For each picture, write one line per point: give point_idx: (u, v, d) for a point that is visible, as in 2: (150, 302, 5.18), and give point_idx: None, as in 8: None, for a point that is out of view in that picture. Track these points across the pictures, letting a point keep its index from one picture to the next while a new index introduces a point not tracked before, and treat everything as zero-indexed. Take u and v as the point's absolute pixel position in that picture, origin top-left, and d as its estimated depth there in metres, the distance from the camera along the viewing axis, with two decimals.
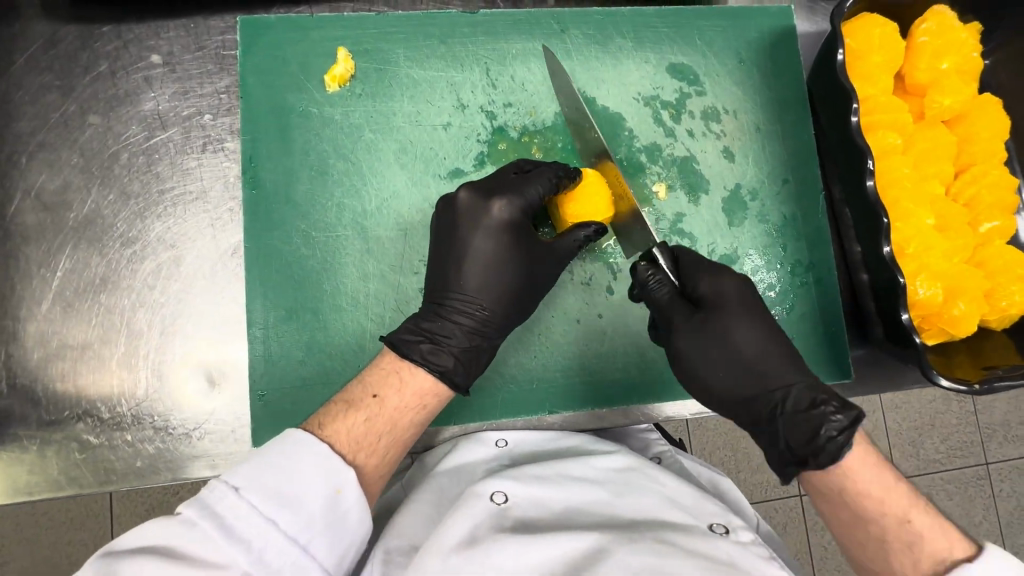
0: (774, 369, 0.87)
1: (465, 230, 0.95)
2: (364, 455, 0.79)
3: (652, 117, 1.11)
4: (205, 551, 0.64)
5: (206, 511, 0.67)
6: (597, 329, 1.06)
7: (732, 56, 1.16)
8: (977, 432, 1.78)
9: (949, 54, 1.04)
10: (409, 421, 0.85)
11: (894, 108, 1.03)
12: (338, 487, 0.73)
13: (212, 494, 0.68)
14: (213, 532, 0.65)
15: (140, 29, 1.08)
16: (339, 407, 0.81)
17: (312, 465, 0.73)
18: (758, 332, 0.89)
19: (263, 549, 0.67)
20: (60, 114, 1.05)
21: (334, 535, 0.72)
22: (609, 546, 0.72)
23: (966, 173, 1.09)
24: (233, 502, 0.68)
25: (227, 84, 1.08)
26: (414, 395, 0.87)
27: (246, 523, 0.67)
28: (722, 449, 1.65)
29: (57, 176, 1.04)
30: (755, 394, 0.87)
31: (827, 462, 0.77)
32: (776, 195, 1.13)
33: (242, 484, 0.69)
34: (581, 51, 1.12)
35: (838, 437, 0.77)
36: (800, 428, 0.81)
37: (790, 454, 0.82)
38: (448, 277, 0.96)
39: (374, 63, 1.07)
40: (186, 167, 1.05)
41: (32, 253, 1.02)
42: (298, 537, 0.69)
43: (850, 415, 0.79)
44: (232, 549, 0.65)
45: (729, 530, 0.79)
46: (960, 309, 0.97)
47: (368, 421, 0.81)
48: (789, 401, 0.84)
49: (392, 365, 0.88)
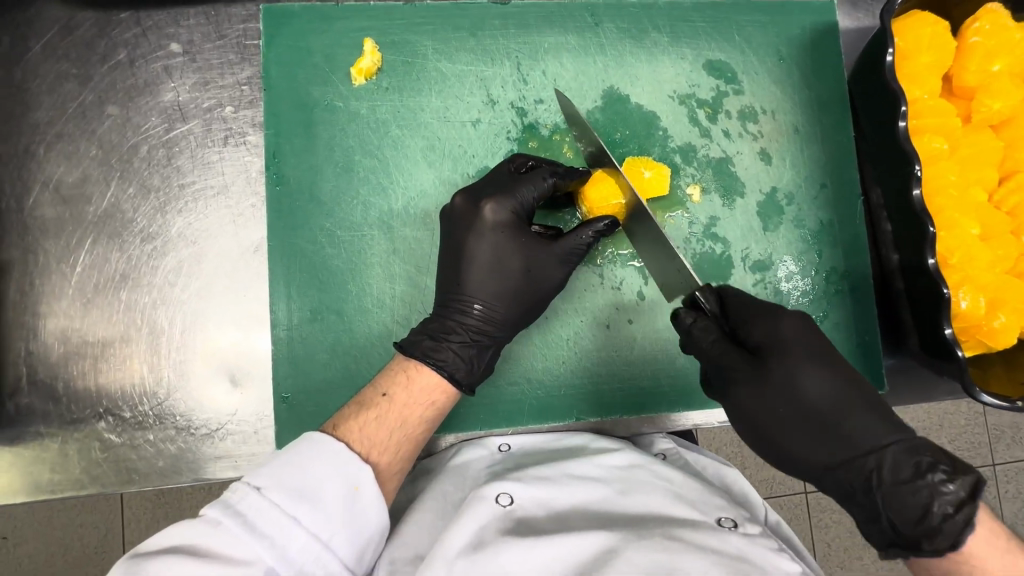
0: (862, 429, 0.78)
1: (487, 232, 0.92)
2: (378, 453, 0.76)
3: (687, 115, 1.07)
4: (231, 548, 0.62)
5: (229, 510, 0.64)
6: (628, 335, 1.03)
7: (772, 54, 1.11)
8: (986, 433, 1.75)
9: (1001, 55, 0.99)
10: (419, 417, 0.82)
11: (942, 111, 0.99)
12: (356, 483, 0.70)
13: (234, 495, 0.65)
14: (237, 529, 0.63)
15: (160, 15, 1.04)
16: (352, 408, 0.79)
17: (329, 461, 0.70)
18: (827, 377, 0.80)
19: (285, 544, 0.64)
20: (77, 105, 1.02)
21: (354, 532, 0.69)
22: (617, 546, 0.69)
23: (1011, 180, 1.01)
24: (255, 499, 0.65)
25: (249, 75, 1.04)
26: (422, 391, 0.84)
27: (269, 519, 0.64)
28: (730, 445, 1.63)
29: (75, 169, 1.01)
30: (844, 460, 0.78)
31: (946, 547, 0.68)
32: (812, 199, 1.09)
33: (264, 483, 0.67)
34: (616, 45, 1.08)
35: (955, 515, 0.69)
36: (904, 505, 0.72)
37: (895, 536, 0.74)
38: (469, 281, 0.92)
39: (402, 56, 1.03)
40: (207, 160, 1.02)
41: (50, 248, 0.99)
42: (320, 534, 0.66)
43: (964, 483, 0.70)
44: (257, 545, 0.63)
45: (737, 524, 0.75)
46: (1002, 321, 0.93)
47: (378, 419, 0.78)
48: (884, 465, 0.75)
49: (401, 365, 0.86)
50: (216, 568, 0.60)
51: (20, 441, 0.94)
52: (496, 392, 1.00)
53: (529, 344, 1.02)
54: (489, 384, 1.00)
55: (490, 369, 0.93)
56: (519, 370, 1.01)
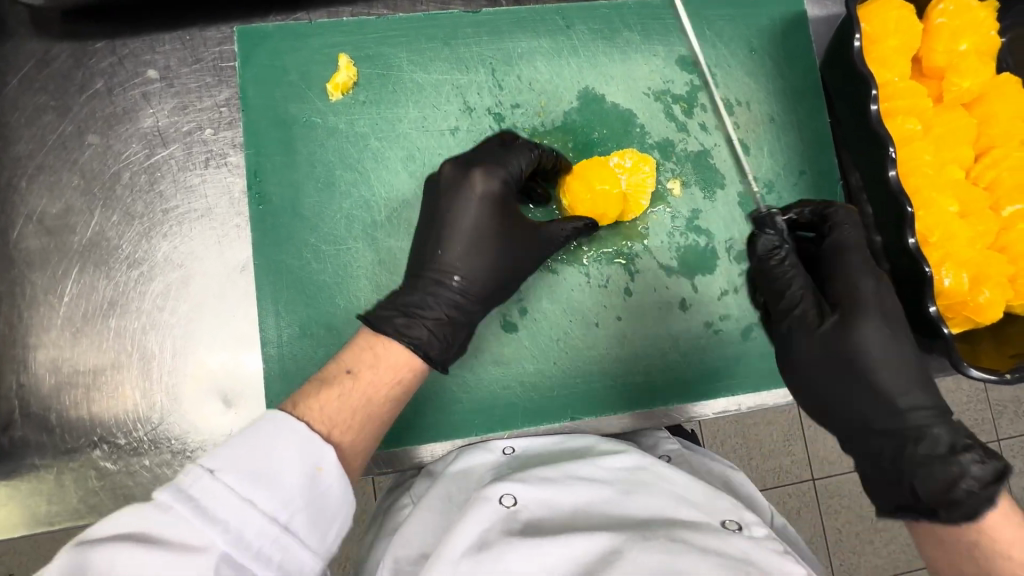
0: (894, 391, 0.80)
1: (476, 200, 0.91)
2: (339, 434, 0.72)
3: (663, 111, 1.08)
4: (183, 533, 0.58)
5: (180, 494, 0.59)
6: (617, 333, 1.04)
7: (743, 46, 1.13)
8: (989, 409, 1.76)
9: (967, 34, 1.01)
10: (385, 396, 0.78)
11: (913, 93, 1.00)
12: (318, 465, 0.66)
13: (186, 477, 0.60)
14: (188, 514, 0.58)
15: (135, 43, 1.05)
16: (313, 385, 0.75)
17: (284, 440, 0.66)
18: (886, 340, 0.81)
19: (238, 527, 0.59)
20: (57, 136, 1.03)
21: (315, 514, 0.65)
22: (621, 546, 0.68)
23: (987, 156, 1.03)
24: (208, 483, 0.60)
25: (227, 96, 1.05)
26: (389, 368, 0.80)
27: (222, 503, 0.59)
28: (734, 437, 1.63)
29: (59, 200, 1.01)
30: (889, 429, 0.80)
31: (962, 518, 0.72)
32: (792, 186, 1.10)
33: (218, 466, 0.61)
34: (588, 47, 1.09)
35: (976, 492, 0.73)
36: (931, 475, 0.76)
37: (910, 501, 0.77)
38: (446, 251, 0.90)
39: (377, 69, 1.04)
40: (189, 183, 1.03)
41: (37, 280, 0.99)
42: (279, 515, 0.62)
43: (990, 468, 0.75)
44: (210, 531, 0.58)
45: (742, 526, 0.75)
46: (987, 295, 0.94)
47: (341, 398, 0.74)
48: (911, 425, 0.79)
49: (365, 340, 0.81)
50: (161, 553, 0.56)
51: (15, 475, 0.93)
52: (489, 397, 1.00)
53: (519, 347, 1.02)
54: (482, 388, 1.00)
55: (463, 350, 0.92)
56: (510, 373, 1.01)
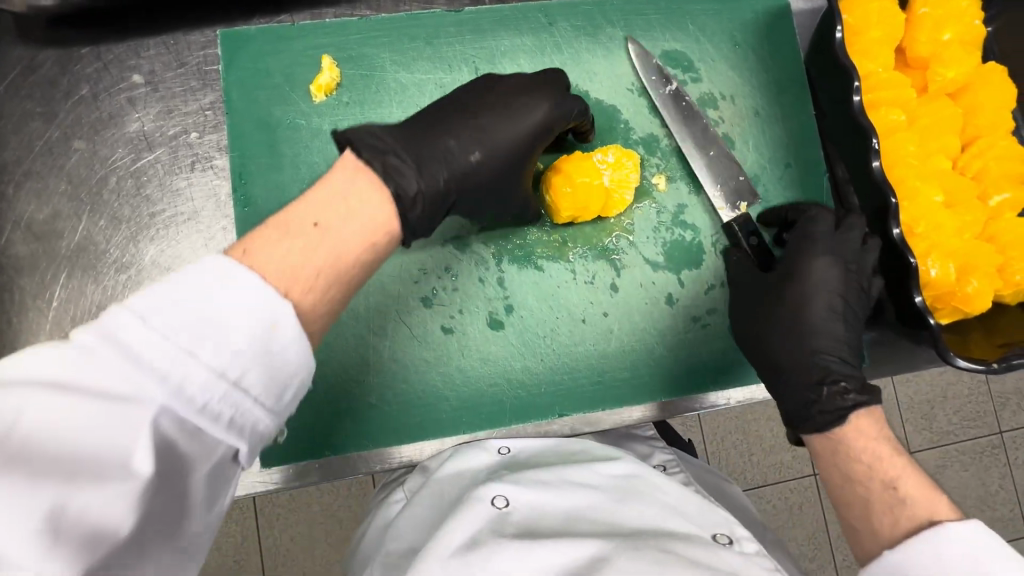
0: (811, 343, 0.89)
1: (539, 113, 0.90)
2: (296, 291, 0.61)
3: (648, 106, 1.08)
4: (108, 380, 0.49)
5: (103, 336, 0.50)
6: (604, 328, 1.04)
7: (727, 40, 1.13)
8: (990, 401, 1.75)
9: (950, 24, 1.00)
10: (354, 259, 0.66)
11: (896, 84, 1.00)
12: (272, 323, 0.56)
13: (110, 319, 0.51)
14: (114, 359, 0.49)
15: (119, 48, 1.05)
16: (271, 231, 0.63)
17: (235, 288, 0.55)
18: (830, 307, 0.90)
19: (178, 379, 0.51)
20: (44, 142, 1.03)
21: (270, 370, 0.56)
22: (609, 555, 0.66)
23: (973, 146, 1.03)
24: (136, 328, 0.51)
25: (211, 100, 1.06)
26: (362, 227, 0.68)
27: (155, 349, 0.50)
28: (734, 432, 1.62)
29: (46, 206, 1.02)
30: (787, 364, 0.90)
31: (811, 429, 0.83)
32: (778, 179, 1.10)
33: (149, 311, 0.52)
34: (572, 43, 1.09)
35: (829, 412, 0.82)
36: (806, 397, 0.87)
37: (792, 417, 0.88)
38: (474, 129, 0.86)
39: (360, 70, 1.04)
40: (175, 187, 1.03)
41: (26, 285, 1.00)
42: (226, 370, 0.53)
43: (858, 399, 0.81)
44: (142, 382, 0.49)
45: (733, 540, 0.74)
46: (974, 286, 0.94)
47: (304, 250, 0.63)
48: (811, 367, 0.88)
49: (335, 192, 0.68)
50: (83, 401, 0.47)
51: None
52: (476, 394, 1.00)
53: (506, 344, 1.02)
54: (470, 386, 1.00)
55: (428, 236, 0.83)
56: (497, 370, 1.01)
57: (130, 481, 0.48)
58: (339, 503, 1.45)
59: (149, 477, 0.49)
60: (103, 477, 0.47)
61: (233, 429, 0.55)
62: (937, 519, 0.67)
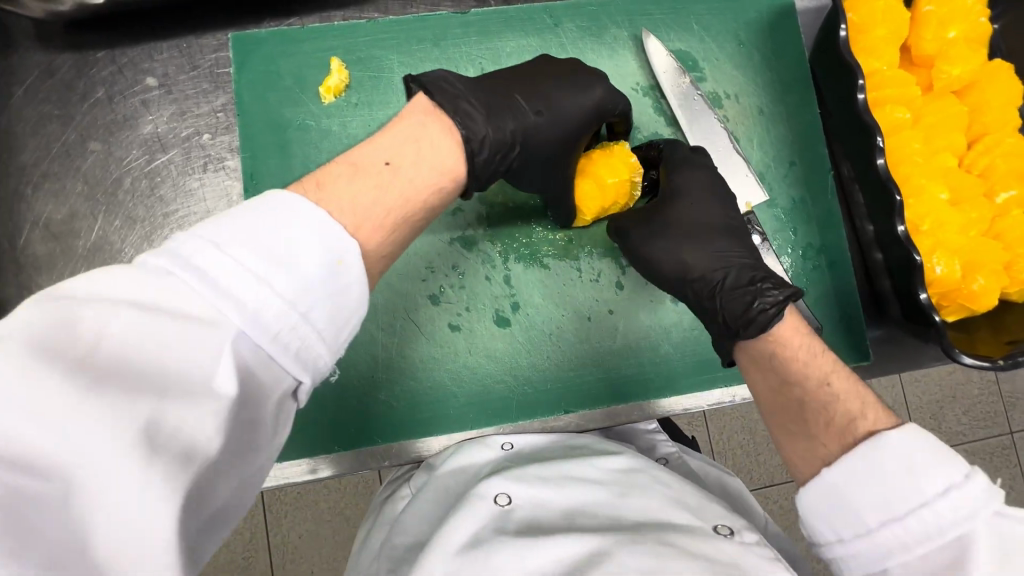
0: (717, 253, 0.89)
1: (603, 86, 0.90)
2: (367, 229, 0.63)
3: (653, 105, 1.09)
4: (188, 304, 0.50)
5: (181, 261, 0.51)
6: (609, 325, 1.05)
7: (731, 39, 1.13)
8: (1001, 401, 1.74)
9: (956, 22, 1.00)
10: (421, 201, 0.69)
11: (901, 82, 1.00)
12: (339, 257, 0.57)
13: (186, 246, 0.52)
14: (194, 284, 0.50)
15: (134, 51, 1.08)
16: (346, 167, 0.65)
17: (309, 223, 0.57)
18: (719, 211, 0.93)
19: (256, 307, 0.51)
20: (61, 144, 1.06)
21: (336, 309, 0.56)
22: (609, 549, 0.65)
23: (979, 143, 1.03)
24: (213, 254, 0.51)
25: (223, 102, 1.08)
26: (429, 169, 0.70)
27: (232, 274, 0.51)
28: (742, 431, 1.63)
29: (63, 206, 1.04)
30: (701, 279, 0.89)
31: (758, 331, 0.78)
32: (783, 178, 1.11)
33: (225, 240, 0.53)
34: (577, 44, 1.10)
35: (768, 309, 0.79)
36: (736, 303, 0.83)
37: (727, 329, 0.84)
38: (540, 92, 0.87)
39: (369, 71, 1.06)
40: (188, 187, 1.06)
41: (44, 283, 1.03)
42: (297, 301, 0.54)
43: (784, 291, 0.81)
44: (221, 304, 0.50)
45: (734, 532, 0.72)
46: (980, 283, 0.94)
47: (377, 188, 0.65)
48: (728, 277, 0.87)
49: (409, 133, 0.71)
50: (167, 320, 0.48)
51: None
52: (483, 391, 1.02)
53: (513, 341, 1.03)
54: (477, 383, 1.02)
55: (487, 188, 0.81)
56: (504, 367, 1.02)
57: (217, 399, 0.48)
58: (349, 499, 1.47)
59: (233, 398, 0.49)
60: (190, 396, 0.47)
61: (299, 361, 0.55)
62: (874, 426, 0.67)
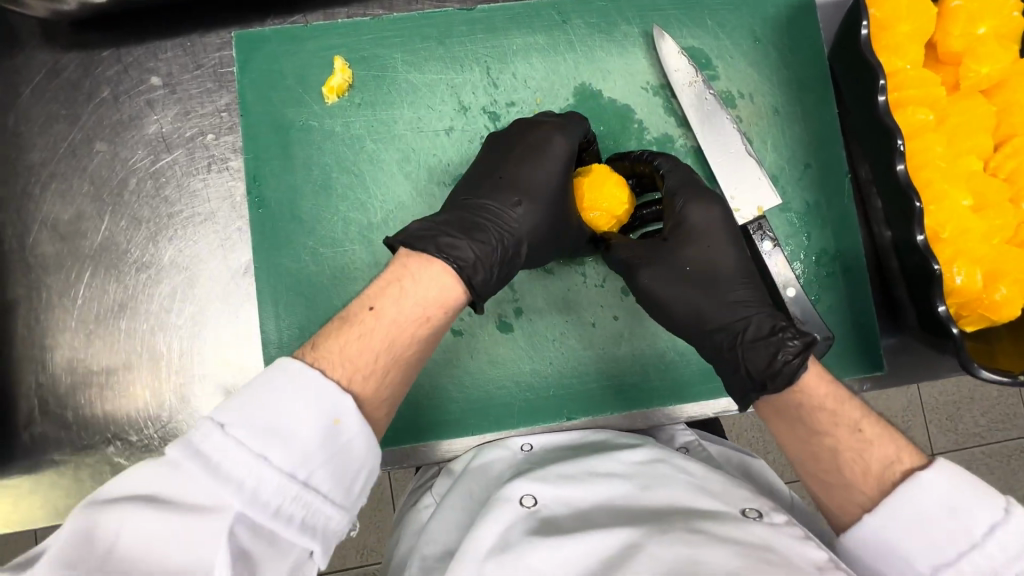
0: (733, 297, 0.87)
1: (559, 140, 0.92)
2: (359, 380, 0.67)
3: (662, 105, 1.06)
4: (195, 493, 0.55)
5: (190, 450, 0.56)
6: (614, 331, 1.03)
7: (746, 35, 1.09)
8: (1021, 403, 1.69)
9: (987, 17, 0.95)
10: (411, 337, 0.72)
11: (926, 81, 0.96)
12: (335, 417, 0.62)
13: (196, 432, 0.57)
14: (199, 473, 0.55)
15: (138, 51, 1.07)
16: (332, 326, 0.70)
17: (303, 395, 0.61)
18: (732, 253, 0.90)
19: (256, 488, 0.56)
20: (67, 144, 1.06)
21: (336, 468, 0.61)
22: (640, 541, 0.64)
23: (1007, 145, 0.98)
24: (219, 439, 0.57)
25: (227, 102, 1.07)
26: (418, 304, 0.73)
27: (234, 459, 0.56)
28: (750, 431, 1.60)
29: (70, 206, 1.05)
30: (721, 324, 0.87)
31: (784, 383, 0.77)
32: (797, 180, 1.07)
33: (229, 421, 0.58)
34: (585, 41, 1.07)
35: (792, 360, 0.77)
36: (757, 354, 0.82)
37: (752, 383, 0.83)
38: (507, 182, 0.91)
39: (372, 70, 1.04)
40: (193, 188, 1.06)
41: (52, 283, 1.04)
42: (296, 472, 0.58)
43: (802, 339, 0.79)
44: (223, 491, 0.55)
45: (762, 513, 0.70)
46: (1003, 293, 0.89)
47: (361, 338, 0.69)
48: (751, 324, 0.85)
49: (394, 275, 0.75)
50: (176, 517, 0.53)
51: (36, 469, 0.98)
52: (485, 396, 1.01)
53: (516, 347, 1.02)
54: (479, 388, 1.01)
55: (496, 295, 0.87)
56: (507, 373, 1.01)
57: None
58: None
59: None
60: None
61: (305, 531, 0.58)
62: (908, 465, 0.69)
